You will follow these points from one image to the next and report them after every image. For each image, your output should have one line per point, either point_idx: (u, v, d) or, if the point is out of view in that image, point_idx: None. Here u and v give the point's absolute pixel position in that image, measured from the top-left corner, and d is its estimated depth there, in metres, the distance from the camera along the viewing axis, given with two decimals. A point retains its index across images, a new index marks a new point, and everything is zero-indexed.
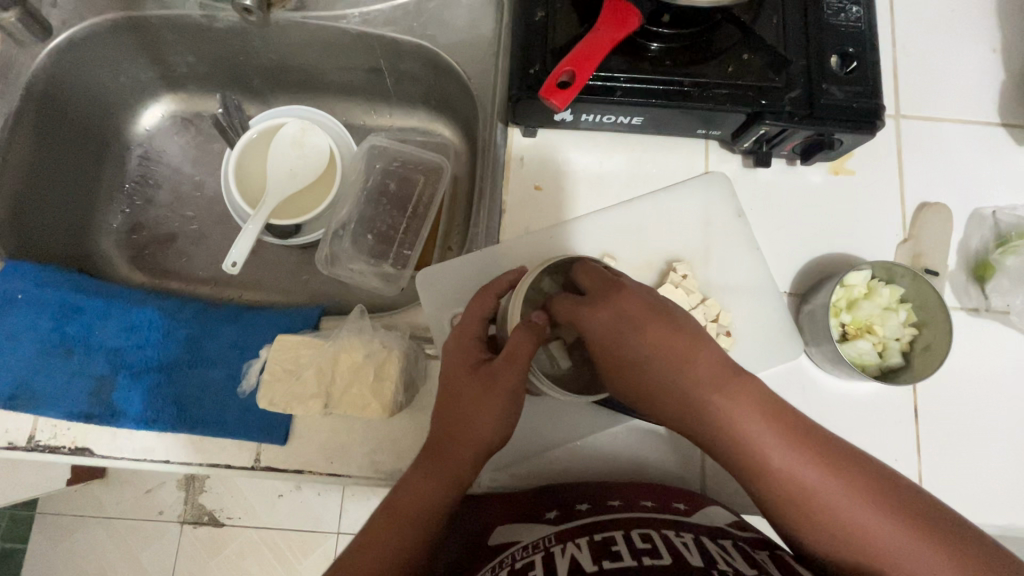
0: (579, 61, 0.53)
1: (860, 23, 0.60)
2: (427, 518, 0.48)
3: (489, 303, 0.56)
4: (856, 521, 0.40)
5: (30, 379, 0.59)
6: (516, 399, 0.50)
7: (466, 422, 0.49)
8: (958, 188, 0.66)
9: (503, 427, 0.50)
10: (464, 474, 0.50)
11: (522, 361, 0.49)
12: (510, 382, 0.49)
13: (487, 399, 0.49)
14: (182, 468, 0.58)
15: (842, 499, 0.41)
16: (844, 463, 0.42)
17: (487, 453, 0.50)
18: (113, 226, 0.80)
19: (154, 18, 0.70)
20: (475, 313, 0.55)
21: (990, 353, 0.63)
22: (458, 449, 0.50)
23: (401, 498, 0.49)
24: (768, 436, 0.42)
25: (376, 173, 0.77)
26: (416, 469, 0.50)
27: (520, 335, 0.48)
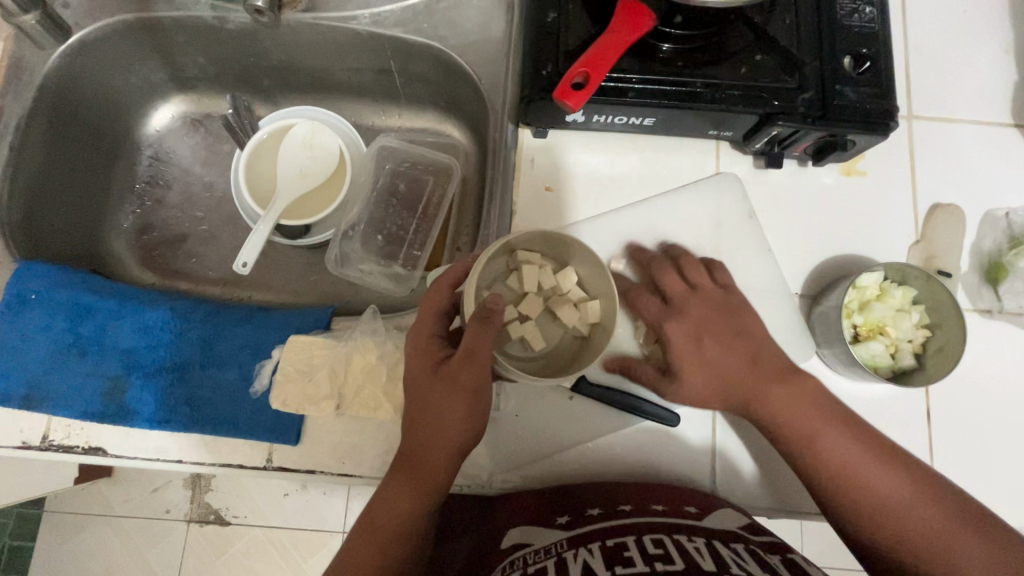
0: (593, 62, 0.52)
1: (873, 24, 0.59)
2: (409, 529, 0.49)
3: (445, 296, 0.54)
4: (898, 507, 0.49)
5: (43, 379, 0.59)
6: (480, 396, 0.51)
7: (435, 427, 0.50)
8: (970, 190, 0.66)
9: (473, 424, 0.51)
10: (438, 478, 0.50)
11: (481, 356, 0.49)
12: (473, 379, 0.50)
13: (452, 401, 0.50)
14: (194, 468, 0.58)
15: (884, 481, 0.50)
16: (876, 444, 0.52)
17: (460, 453, 0.51)
18: (123, 227, 0.80)
19: (165, 19, 0.70)
20: (432, 309, 0.53)
21: (1002, 357, 0.63)
22: (429, 455, 0.50)
23: (381, 509, 0.49)
24: (829, 425, 0.53)
25: (386, 174, 0.77)
26: (392, 480, 0.50)
27: (478, 329, 0.49)
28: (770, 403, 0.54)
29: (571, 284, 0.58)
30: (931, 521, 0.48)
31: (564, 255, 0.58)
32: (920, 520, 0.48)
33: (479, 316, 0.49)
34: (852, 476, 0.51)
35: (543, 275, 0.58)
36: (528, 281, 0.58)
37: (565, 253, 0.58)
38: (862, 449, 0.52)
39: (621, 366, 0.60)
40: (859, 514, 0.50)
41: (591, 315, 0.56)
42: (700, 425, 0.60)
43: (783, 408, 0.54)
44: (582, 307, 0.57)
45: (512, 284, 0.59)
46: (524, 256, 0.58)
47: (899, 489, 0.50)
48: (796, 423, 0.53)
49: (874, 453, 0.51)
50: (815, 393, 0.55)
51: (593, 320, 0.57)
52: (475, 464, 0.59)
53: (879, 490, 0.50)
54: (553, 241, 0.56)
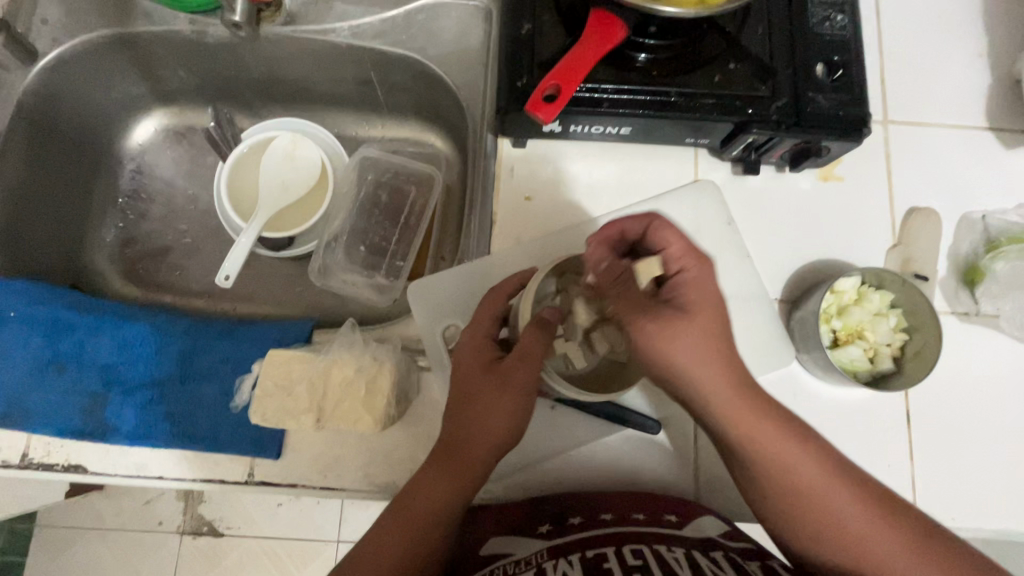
0: (564, 74, 0.53)
1: (845, 31, 0.60)
2: (436, 518, 0.48)
3: (500, 303, 0.54)
4: (839, 517, 0.44)
5: (24, 397, 0.59)
6: (528, 399, 0.49)
7: (480, 422, 0.49)
8: (946, 193, 0.67)
9: (518, 427, 0.49)
10: (477, 475, 0.50)
11: (534, 359, 0.49)
12: (525, 381, 0.49)
13: (499, 398, 0.49)
14: (176, 483, 0.58)
15: (828, 489, 0.45)
16: (817, 445, 0.46)
17: (501, 453, 0.50)
18: (106, 241, 0.80)
19: (143, 33, 0.70)
20: (489, 313, 0.54)
21: (979, 358, 0.63)
22: (469, 450, 0.49)
23: (413, 497, 0.49)
24: (781, 433, 0.45)
25: (368, 185, 0.78)
26: (425, 472, 0.50)
27: (534, 333, 0.49)
28: (721, 396, 0.44)
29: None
30: (876, 534, 0.44)
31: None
32: (858, 531, 0.44)
33: (537, 321, 0.49)
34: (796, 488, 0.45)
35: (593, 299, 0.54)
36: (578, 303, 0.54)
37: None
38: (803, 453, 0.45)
39: None
40: (799, 523, 0.45)
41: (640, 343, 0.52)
42: (681, 432, 0.60)
43: (732, 404, 0.44)
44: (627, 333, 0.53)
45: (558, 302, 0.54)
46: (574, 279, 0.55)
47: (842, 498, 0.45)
48: (742, 423, 0.45)
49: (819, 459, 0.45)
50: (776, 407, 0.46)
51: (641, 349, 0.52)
52: None
53: (822, 499, 0.45)
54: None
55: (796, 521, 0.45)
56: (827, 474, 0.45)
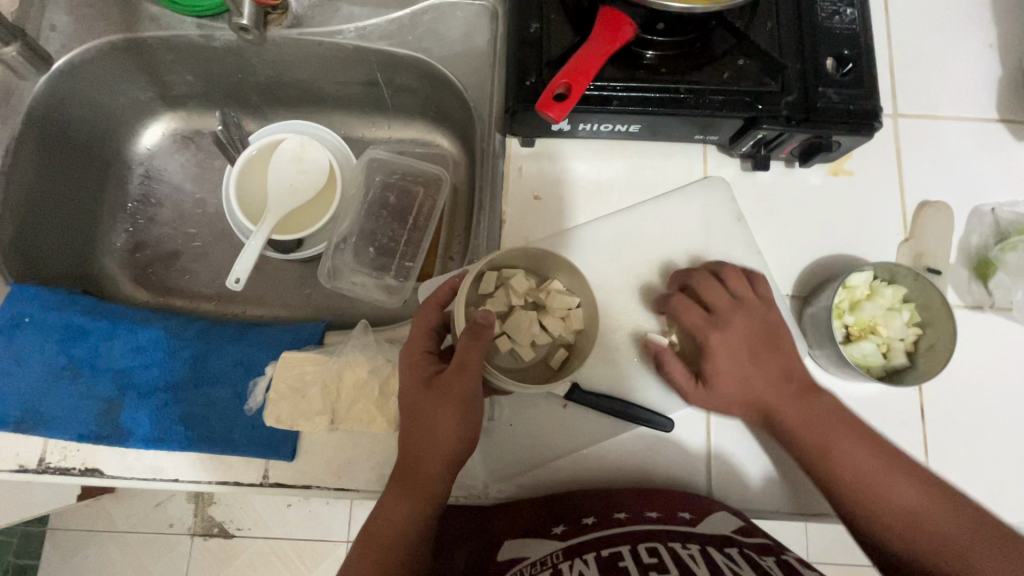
0: (574, 73, 0.53)
1: (855, 24, 0.60)
2: (403, 538, 0.49)
3: (435, 315, 0.55)
4: (918, 515, 0.49)
5: (40, 402, 0.59)
6: (472, 407, 0.51)
7: (430, 436, 0.50)
8: (956, 186, 0.66)
9: (467, 434, 0.51)
10: (435, 487, 0.51)
11: (473, 366, 0.50)
12: (465, 390, 0.50)
13: (443, 411, 0.50)
14: (191, 485, 0.58)
15: (900, 489, 0.50)
16: (890, 455, 0.52)
17: (456, 462, 0.51)
18: (116, 245, 0.80)
19: (151, 38, 0.71)
20: (422, 328, 0.55)
21: (990, 351, 0.63)
22: (424, 465, 0.50)
23: (375, 523, 0.50)
24: (842, 434, 0.53)
25: (376, 186, 0.78)
26: (391, 491, 0.51)
27: (468, 340, 0.49)
28: (790, 411, 0.55)
29: (555, 295, 0.56)
30: (955, 529, 0.48)
31: (547, 267, 0.58)
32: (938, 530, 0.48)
33: (470, 329, 0.50)
34: (877, 487, 0.51)
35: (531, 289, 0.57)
36: (515, 294, 0.57)
37: (548, 265, 0.58)
38: (874, 457, 0.52)
39: (618, 372, 0.61)
40: (856, 501, 0.51)
41: (576, 322, 0.56)
42: (693, 429, 0.60)
43: (802, 418, 0.54)
44: (567, 316, 0.56)
45: (494, 296, 0.58)
46: (509, 272, 0.57)
47: (913, 494, 0.50)
48: (809, 431, 0.54)
49: (889, 461, 0.52)
50: (829, 411, 0.55)
51: (578, 327, 0.57)
52: (471, 474, 0.59)
53: (897, 499, 0.50)
54: (534, 255, 0.57)
55: (881, 520, 0.50)
56: (901, 479, 0.51)
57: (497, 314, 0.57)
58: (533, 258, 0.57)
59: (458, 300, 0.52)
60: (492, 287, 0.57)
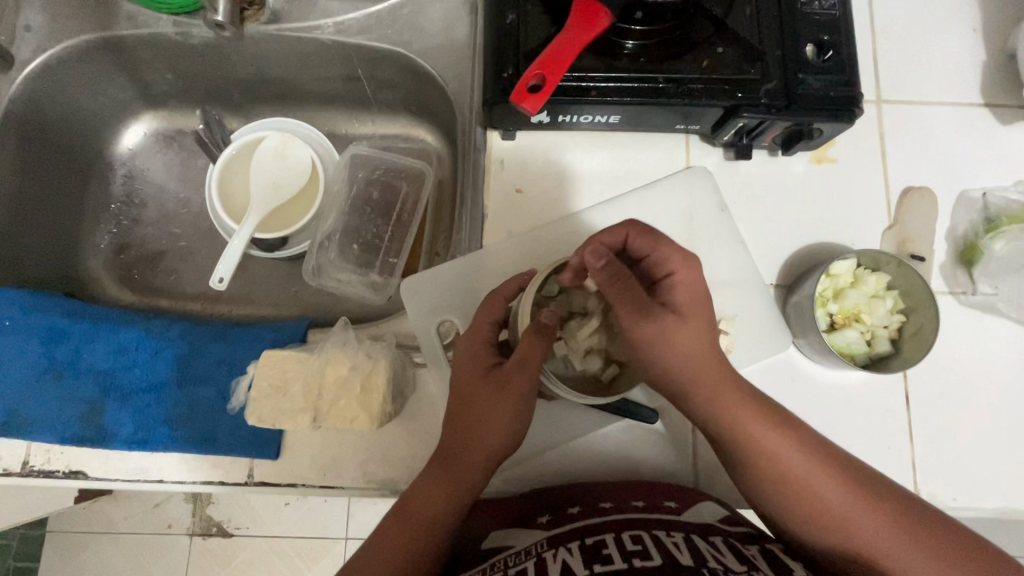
0: (549, 64, 0.53)
1: (834, 9, 0.59)
2: (437, 523, 0.49)
3: (500, 308, 0.55)
4: (842, 513, 0.44)
5: (23, 405, 0.59)
6: (527, 406, 0.50)
7: (482, 427, 0.50)
8: (941, 172, 0.66)
9: (517, 431, 0.50)
10: (478, 477, 0.50)
11: (534, 365, 0.49)
12: (524, 387, 0.49)
13: (498, 405, 0.49)
14: (176, 486, 0.58)
15: (823, 484, 0.45)
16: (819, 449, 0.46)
17: (501, 456, 0.51)
18: (101, 246, 0.80)
19: (128, 37, 0.70)
20: (485, 318, 0.54)
21: (975, 336, 0.63)
22: (472, 453, 0.50)
23: (411, 502, 0.50)
24: (767, 424, 0.47)
25: (360, 182, 0.77)
26: (428, 474, 0.51)
27: (535, 339, 0.49)
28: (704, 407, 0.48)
29: None
30: (863, 518, 0.44)
31: None
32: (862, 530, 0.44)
33: (536, 329, 0.49)
34: (802, 484, 0.45)
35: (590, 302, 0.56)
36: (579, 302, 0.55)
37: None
38: (801, 452, 0.46)
39: None
40: (780, 494, 0.46)
41: None
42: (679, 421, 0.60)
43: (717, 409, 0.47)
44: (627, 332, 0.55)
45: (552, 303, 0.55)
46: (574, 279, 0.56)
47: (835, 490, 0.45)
48: (731, 420, 0.46)
49: (819, 457, 0.46)
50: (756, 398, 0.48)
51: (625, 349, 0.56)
52: None
53: (822, 495, 0.45)
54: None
55: (800, 516, 0.45)
56: (825, 472, 0.45)
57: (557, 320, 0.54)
58: None
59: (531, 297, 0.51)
60: (555, 290, 0.55)
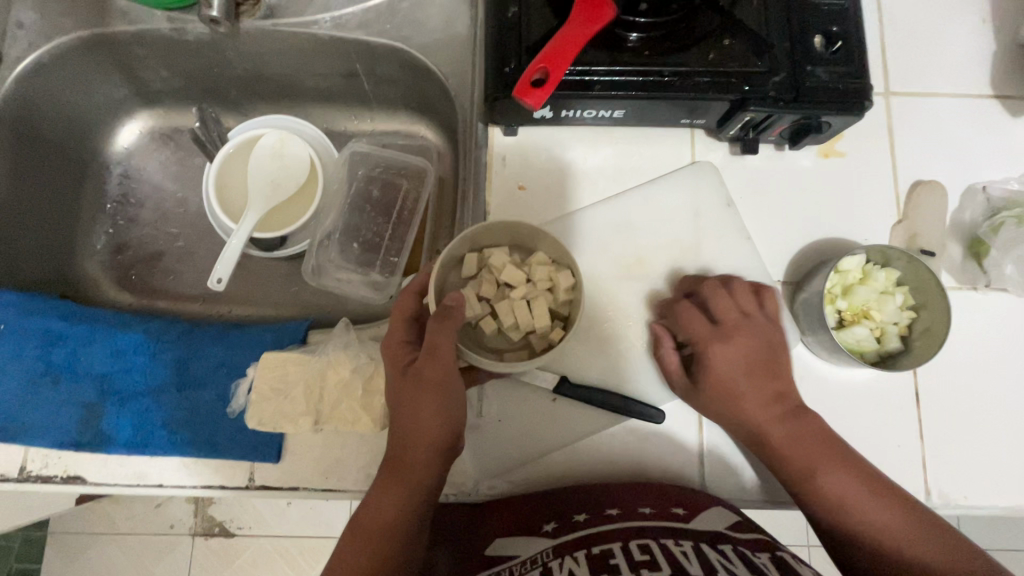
0: (552, 58, 0.51)
1: (842, 0, 0.58)
2: (391, 529, 0.48)
3: (411, 304, 0.55)
4: (861, 510, 0.49)
5: (18, 410, 0.58)
6: (450, 392, 0.50)
7: (412, 425, 0.49)
8: (950, 165, 0.65)
9: (447, 419, 0.50)
10: (422, 476, 0.49)
11: (443, 350, 0.49)
12: (439, 374, 0.49)
13: (422, 397, 0.49)
14: (176, 491, 0.57)
15: (840, 483, 0.50)
16: (877, 482, 0.51)
17: (441, 449, 0.50)
18: (97, 247, 0.79)
19: (122, 34, 0.69)
20: (398, 318, 0.54)
21: (986, 333, 0.62)
22: (410, 453, 0.49)
23: (365, 512, 0.49)
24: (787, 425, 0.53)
25: (360, 180, 0.76)
26: (378, 483, 0.50)
27: (437, 324, 0.49)
28: (777, 434, 0.52)
29: (536, 266, 0.55)
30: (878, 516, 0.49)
31: (528, 242, 0.57)
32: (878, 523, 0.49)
33: (439, 313, 0.49)
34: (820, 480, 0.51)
35: (509, 264, 0.55)
36: (497, 271, 0.56)
37: (529, 239, 0.56)
38: (860, 486, 0.50)
39: (607, 364, 0.60)
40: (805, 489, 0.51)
41: (562, 292, 0.55)
42: (685, 421, 0.59)
43: (787, 442, 0.52)
44: (553, 288, 0.55)
45: (477, 279, 0.57)
46: (490, 251, 0.56)
47: (894, 522, 0.49)
48: (798, 458, 0.52)
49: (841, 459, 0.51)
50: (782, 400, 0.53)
51: (567, 295, 0.55)
52: (460, 472, 0.58)
53: (838, 490, 0.50)
54: (513, 230, 0.56)
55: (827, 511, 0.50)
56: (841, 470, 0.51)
57: (477, 296, 0.56)
58: (510, 233, 0.56)
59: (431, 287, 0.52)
60: (475, 269, 0.57)
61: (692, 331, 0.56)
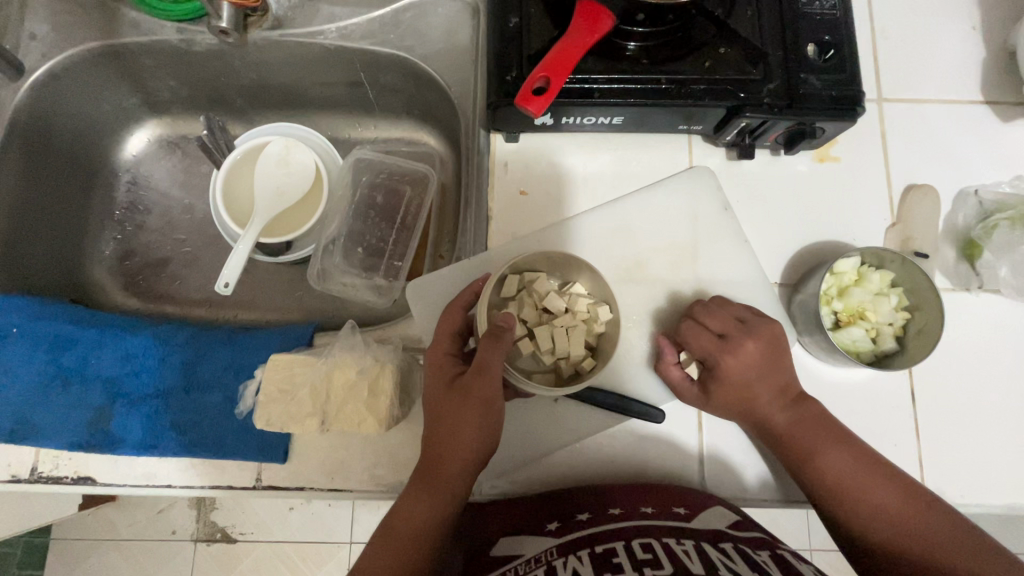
0: (553, 67, 0.53)
1: (835, 10, 0.60)
2: (422, 534, 0.49)
3: (458, 318, 0.56)
4: (857, 487, 0.52)
5: (30, 412, 0.59)
6: (493, 410, 0.51)
7: (452, 436, 0.51)
8: (942, 169, 0.66)
9: (487, 433, 0.51)
10: (456, 487, 0.51)
11: (492, 370, 0.50)
12: (486, 392, 0.51)
13: (463, 412, 0.51)
14: (184, 491, 0.58)
15: (838, 460, 0.53)
16: (872, 461, 0.53)
17: (477, 461, 0.51)
18: (105, 253, 0.80)
19: (132, 44, 0.70)
20: (445, 331, 0.56)
21: (981, 333, 0.63)
22: (446, 464, 0.51)
23: (396, 516, 0.50)
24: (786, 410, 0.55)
25: (364, 187, 0.78)
26: (410, 488, 0.51)
27: (488, 344, 0.50)
28: (780, 419, 0.55)
29: (577, 298, 0.57)
30: (875, 493, 0.51)
31: (568, 271, 0.58)
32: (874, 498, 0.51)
33: (491, 333, 0.50)
34: (819, 460, 0.53)
35: (553, 293, 0.57)
36: (539, 297, 0.57)
37: (571, 269, 0.58)
38: (859, 464, 0.53)
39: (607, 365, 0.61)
40: (807, 470, 0.54)
41: (599, 326, 0.57)
42: (685, 421, 0.60)
43: (791, 425, 0.55)
44: (591, 320, 0.57)
45: (517, 300, 0.57)
46: (532, 276, 0.57)
47: (895, 503, 0.51)
48: (798, 437, 0.54)
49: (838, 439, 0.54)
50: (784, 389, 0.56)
51: (600, 331, 0.57)
52: None
53: (836, 469, 0.53)
54: (557, 259, 0.57)
55: (826, 490, 0.53)
56: (840, 449, 0.53)
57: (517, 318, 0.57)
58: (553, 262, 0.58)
59: (482, 306, 0.53)
60: (514, 290, 0.57)
61: (698, 351, 0.56)
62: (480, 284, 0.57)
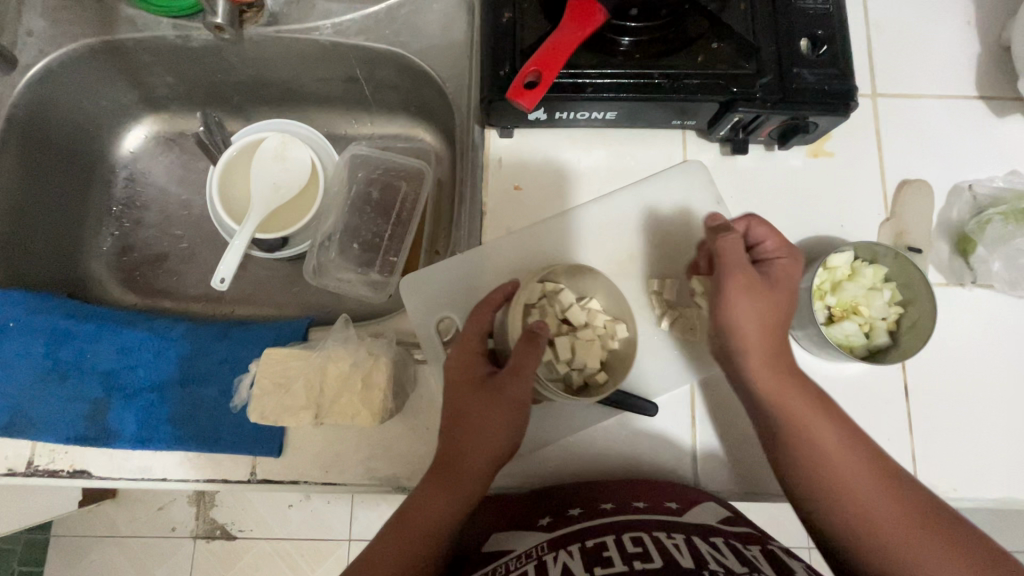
0: (544, 60, 0.54)
1: (827, 5, 0.60)
2: (438, 529, 0.49)
3: (489, 317, 0.55)
4: (837, 463, 0.50)
5: (27, 405, 0.60)
6: (522, 412, 0.52)
7: (479, 434, 0.51)
8: (936, 165, 0.66)
9: (513, 433, 0.52)
10: (474, 486, 0.51)
11: (526, 373, 0.51)
12: (519, 394, 0.51)
13: (492, 412, 0.51)
14: (179, 484, 0.59)
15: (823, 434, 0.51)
16: (857, 441, 0.52)
17: (500, 459, 0.52)
18: (103, 249, 0.81)
19: (129, 41, 0.71)
20: (474, 331, 0.55)
21: (974, 328, 0.63)
22: (468, 461, 0.51)
23: (410, 510, 0.50)
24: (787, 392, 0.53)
25: (360, 182, 0.78)
26: (426, 483, 0.51)
27: (526, 348, 0.50)
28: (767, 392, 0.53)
29: (596, 314, 0.57)
30: (854, 469, 0.50)
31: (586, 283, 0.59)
32: (851, 474, 0.50)
33: (526, 336, 0.50)
34: (805, 433, 0.52)
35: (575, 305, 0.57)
36: (560, 309, 0.56)
37: (590, 283, 0.58)
38: (842, 440, 0.51)
39: None
40: (791, 443, 0.52)
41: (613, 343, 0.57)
42: (678, 415, 0.61)
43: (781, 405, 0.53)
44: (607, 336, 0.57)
45: (538, 308, 0.56)
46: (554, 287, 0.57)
47: (873, 483, 0.50)
48: (788, 409, 0.52)
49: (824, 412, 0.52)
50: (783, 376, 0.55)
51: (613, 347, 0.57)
52: None
53: (819, 443, 0.51)
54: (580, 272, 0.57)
55: (803, 464, 0.51)
56: (825, 422, 0.52)
57: None
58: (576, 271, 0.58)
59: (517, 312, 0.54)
60: (536, 297, 0.56)
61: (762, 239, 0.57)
62: (507, 288, 0.56)
